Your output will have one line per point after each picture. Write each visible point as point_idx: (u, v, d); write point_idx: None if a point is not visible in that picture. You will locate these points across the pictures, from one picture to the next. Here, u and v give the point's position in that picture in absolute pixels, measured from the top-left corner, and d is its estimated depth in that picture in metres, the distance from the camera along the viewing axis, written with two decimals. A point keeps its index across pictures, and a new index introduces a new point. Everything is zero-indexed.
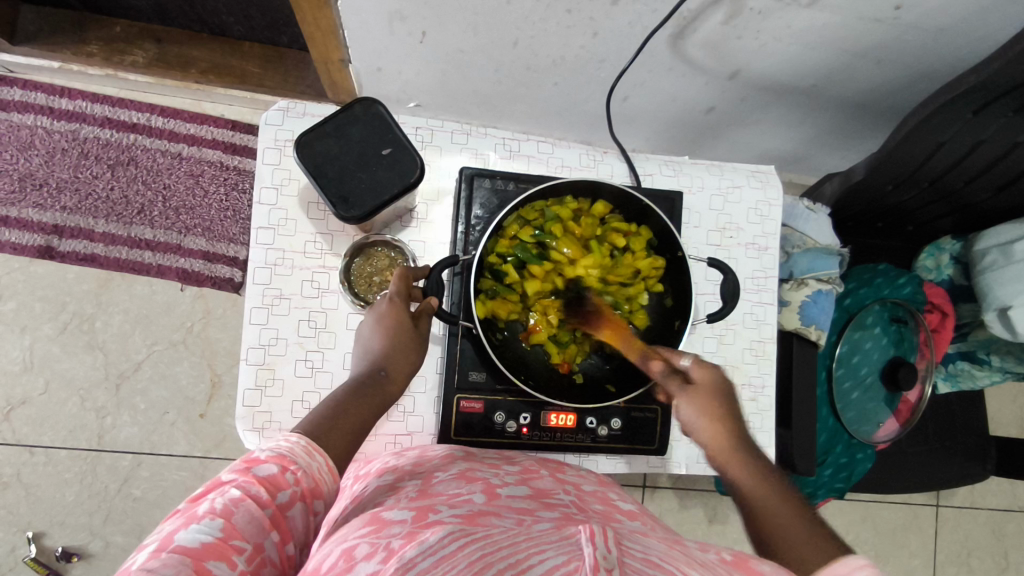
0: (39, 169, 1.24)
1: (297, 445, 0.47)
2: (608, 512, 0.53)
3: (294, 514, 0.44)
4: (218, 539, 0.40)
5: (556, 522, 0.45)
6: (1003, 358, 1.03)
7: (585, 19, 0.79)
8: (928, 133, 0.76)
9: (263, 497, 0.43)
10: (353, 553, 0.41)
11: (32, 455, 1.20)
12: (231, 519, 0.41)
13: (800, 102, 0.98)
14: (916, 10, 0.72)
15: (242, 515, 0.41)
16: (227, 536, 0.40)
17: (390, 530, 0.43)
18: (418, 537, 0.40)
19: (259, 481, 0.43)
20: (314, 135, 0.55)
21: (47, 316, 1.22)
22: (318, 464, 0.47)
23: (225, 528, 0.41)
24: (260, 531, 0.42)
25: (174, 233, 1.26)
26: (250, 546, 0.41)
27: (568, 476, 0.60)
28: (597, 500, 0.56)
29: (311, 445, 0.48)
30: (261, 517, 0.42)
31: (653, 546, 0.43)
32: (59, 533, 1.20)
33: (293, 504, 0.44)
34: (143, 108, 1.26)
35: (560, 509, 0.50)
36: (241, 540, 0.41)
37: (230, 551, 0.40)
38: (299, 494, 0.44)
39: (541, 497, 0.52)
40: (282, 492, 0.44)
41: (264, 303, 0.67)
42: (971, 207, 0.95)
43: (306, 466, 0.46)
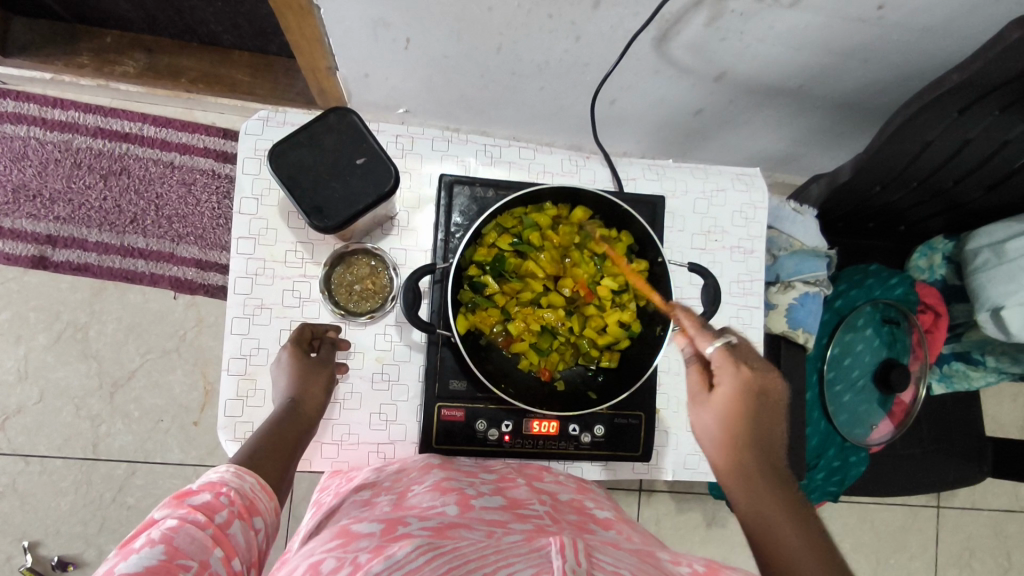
0: (32, 180, 1.25)
1: (227, 472, 0.48)
2: (582, 522, 0.53)
3: (235, 531, 0.44)
4: (163, 561, 0.39)
5: (526, 533, 0.45)
6: (998, 359, 1.02)
7: (567, 24, 0.79)
8: (913, 135, 0.75)
9: (201, 519, 0.42)
10: (319, 567, 0.40)
11: (28, 464, 1.21)
12: (173, 542, 0.40)
13: (788, 103, 0.98)
14: (900, 10, 0.71)
15: (184, 537, 0.41)
16: (171, 557, 0.40)
17: (358, 543, 0.42)
18: (386, 551, 0.40)
19: (195, 508, 0.43)
20: (287, 145, 0.55)
21: (42, 325, 1.23)
22: (250, 484, 0.48)
23: (168, 551, 0.40)
24: (204, 549, 0.41)
25: (166, 241, 1.26)
26: (195, 564, 0.40)
27: (546, 485, 0.60)
28: (572, 510, 0.56)
29: (240, 469, 0.49)
30: (203, 537, 0.42)
31: (624, 558, 0.42)
32: (54, 542, 1.20)
33: (232, 522, 0.44)
34: (135, 117, 1.27)
35: (532, 520, 0.49)
36: (187, 559, 0.40)
37: (178, 569, 0.39)
38: (236, 512, 0.45)
39: (514, 508, 0.52)
40: (219, 513, 0.44)
41: (246, 313, 0.67)
42: (962, 207, 0.94)
43: (239, 487, 0.47)
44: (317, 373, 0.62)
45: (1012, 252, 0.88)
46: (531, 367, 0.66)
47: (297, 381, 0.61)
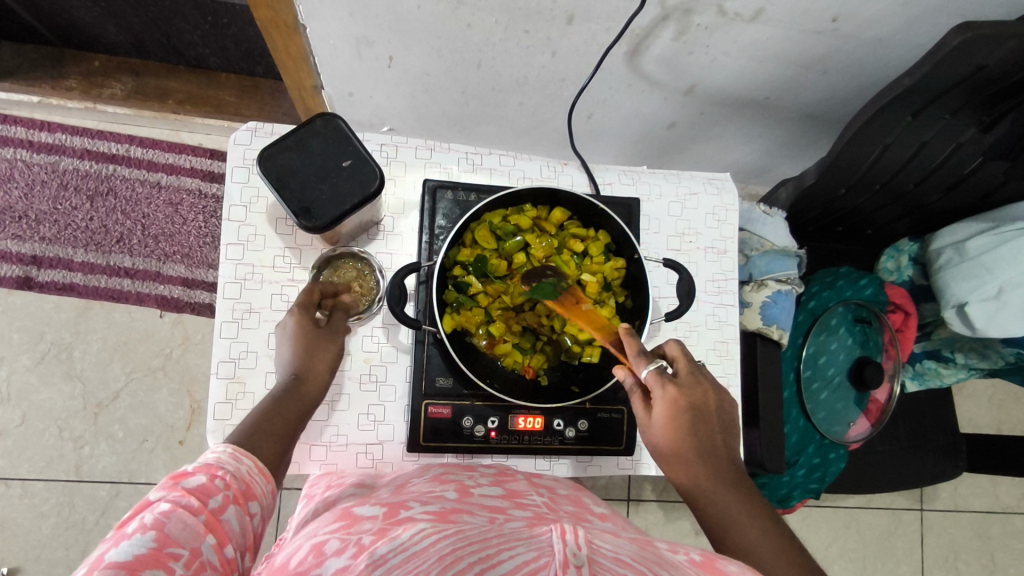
0: (18, 202, 1.26)
1: (223, 453, 0.49)
2: (579, 512, 0.54)
3: (229, 516, 0.45)
4: (152, 548, 0.41)
5: (527, 520, 0.46)
6: (967, 356, 1.06)
7: (543, 39, 0.83)
8: (872, 137, 0.79)
9: (194, 504, 0.44)
10: (324, 548, 0.41)
11: (8, 488, 1.19)
12: (164, 528, 0.42)
13: (757, 114, 1.02)
14: (853, 21, 0.76)
15: (175, 523, 0.42)
16: (161, 546, 0.41)
17: (361, 525, 0.43)
18: (390, 533, 0.41)
19: (189, 492, 0.44)
20: (276, 148, 0.58)
21: (25, 346, 1.22)
22: (247, 467, 0.49)
23: (158, 538, 0.41)
24: (194, 536, 0.43)
25: (152, 260, 1.28)
26: (186, 552, 0.42)
27: (543, 481, 0.61)
28: (570, 501, 0.57)
29: (237, 450, 0.50)
30: (195, 523, 0.43)
31: (623, 545, 0.44)
32: (34, 568, 1.18)
33: (226, 508, 0.45)
34: (122, 139, 1.29)
35: (531, 509, 0.51)
36: (175, 547, 0.41)
37: (166, 559, 0.41)
38: (231, 498, 0.46)
39: (513, 497, 0.53)
40: (214, 497, 0.45)
41: (235, 317, 0.69)
42: (924, 208, 0.99)
43: (235, 470, 0.48)
44: (325, 347, 0.63)
45: (972, 251, 0.93)
46: (514, 364, 0.68)
47: (302, 357, 0.61)
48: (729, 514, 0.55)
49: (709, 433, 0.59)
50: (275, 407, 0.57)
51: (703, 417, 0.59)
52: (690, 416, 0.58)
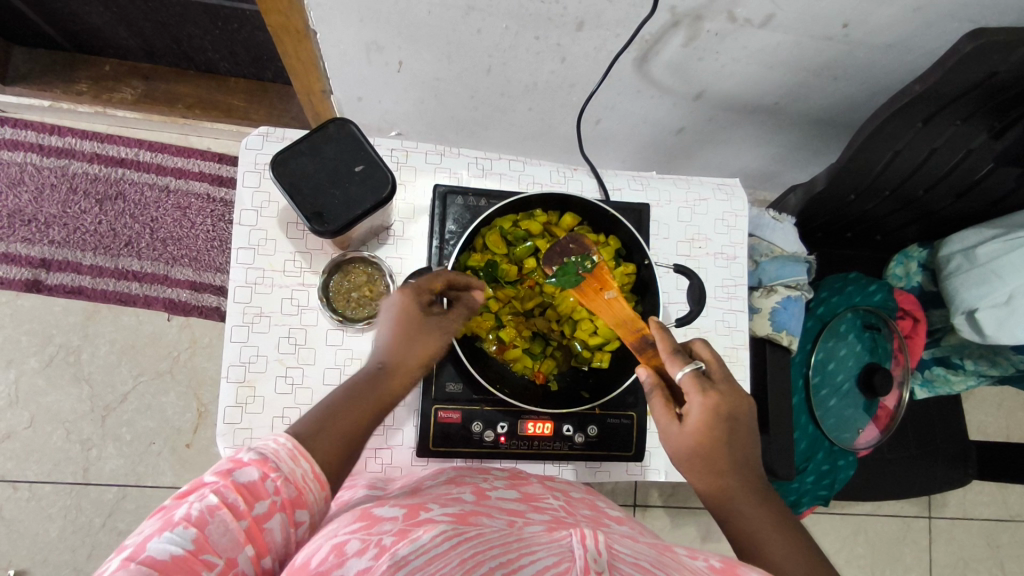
0: (28, 205, 1.26)
1: (283, 448, 0.48)
2: (596, 516, 0.54)
3: (273, 526, 0.44)
4: (189, 551, 0.41)
5: (546, 524, 0.46)
6: (976, 362, 1.05)
7: (553, 45, 0.83)
8: (883, 144, 0.79)
9: (239, 508, 0.44)
10: (344, 549, 0.41)
11: (16, 490, 1.19)
12: (205, 529, 0.42)
13: (765, 120, 1.02)
14: (863, 28, 0.76)
15: (217, 525, 0.42)
16: (197, 550, 0.41)
17: (382, 526, 0.43)
18: (410, 534, 0.41)
19: (237, 489, 0.44)
20: (289, 153, 0.58)
21: (34, 348, 1.23)
22: (303, 471, 0.48)
23: (197, 540, 0.42)
24: (233, 544, 0.43)
25: (161, 263, 1.28)
26: (221, 561, 0.42)
27: (557, 484, 0.61)
28: (584, 505, 0.57)
29: (297, 449, 0.48)
30: (235, 530, 0.43)
31: (642, 551, 0.44)
32: (41, 570, 1.18)
33: (271, 515, 0.45)
34: (132, 143, 1.29)
35: (549, 512, 0.51)
36: (211, 554, 0.42)
37: (200, 566, 0.41)
38: (278, 505, 0.45)
39: (530, 500, 0.54)
40: (261, 502, 0.44)
41: (245, 321, 0.69)
42: (935, 215, 0.98)
43: (290, 471, 0.47)
44: (422, 336, 0.58)
45: (982, 257, 0.92)
46: (525, 370, 0.68)
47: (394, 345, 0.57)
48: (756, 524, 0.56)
49: (739, 438, 0.58)
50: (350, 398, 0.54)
51: (735, 424, 0.57)
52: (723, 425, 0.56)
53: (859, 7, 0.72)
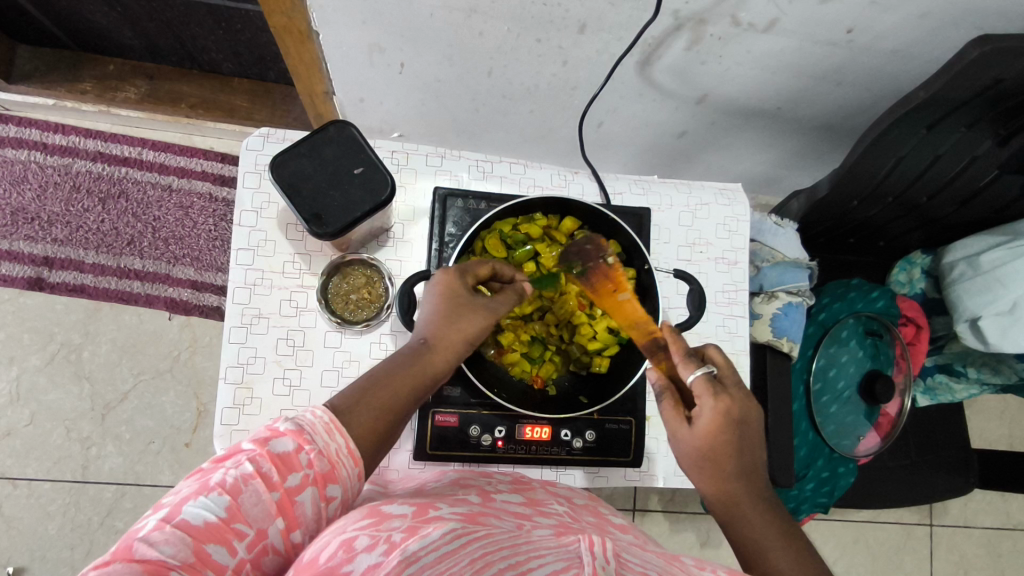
0: (31, 203, 1.27)
1: (320, 421, 0.49)
2: (600, 524, 0.54)
3: (304, 499, 0.45)
4: (222, 519, 0.43)
5: (554, 528, 0.46)
6: (979, 370, 1.04)
7: (554, 48, 0.83)
8: (886, 150, 0.78)
9: (272, 479, 0.45)
10: (353, 544, 0.38)
11: (15, 487, 1.19)
12: (238, 497, 0.44)
13: (768, 124, 1.02)
14: (867, 33, 0.75)
15: (250, 494, 0.44)
16: (230, 518, 0.43)
17: (391, 522, 0.40)
18: (420, 531, 0.39)
19: (271, 459, 0.45)
20: (288, 155, 0.57)
21: (35, 346, 1.23)
22: (337, 445, 0.48)
23: (229, 508, 0.43)
24: (263, 516, 0.44)
25: (162, 262, 1.28)
26: (252, 531, 0.44)
27: (559, 490, 0.61)
28: (589, 512, 0.57)
29: (333, 423, 0.49)
30: (266, 501, 0.44)
31: (650, 560, 0.44)
32: (39, 568, 1.18)
33: (303, 488, 0.45)
34: (135, 142, 1.30)
35: (555, 517, 0.51)
36: (242, 523, 0.43)
37: (231, 534, 0.43)
38: (310, 479, 0.46)
39: (534, 505, 0.53)
40: (293, 474, 0.45)
41: (243, 322, 0.69)
42: (938, 221, 0.98)
43: (323, 445, 0.48)
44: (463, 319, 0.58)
45: (986, 265, 0.92)
46: (524, 374, 0.68)
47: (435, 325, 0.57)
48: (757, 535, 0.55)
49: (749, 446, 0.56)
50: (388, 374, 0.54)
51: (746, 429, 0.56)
52: (732, 433, 0.55)
53: (862, 12, 0.71)
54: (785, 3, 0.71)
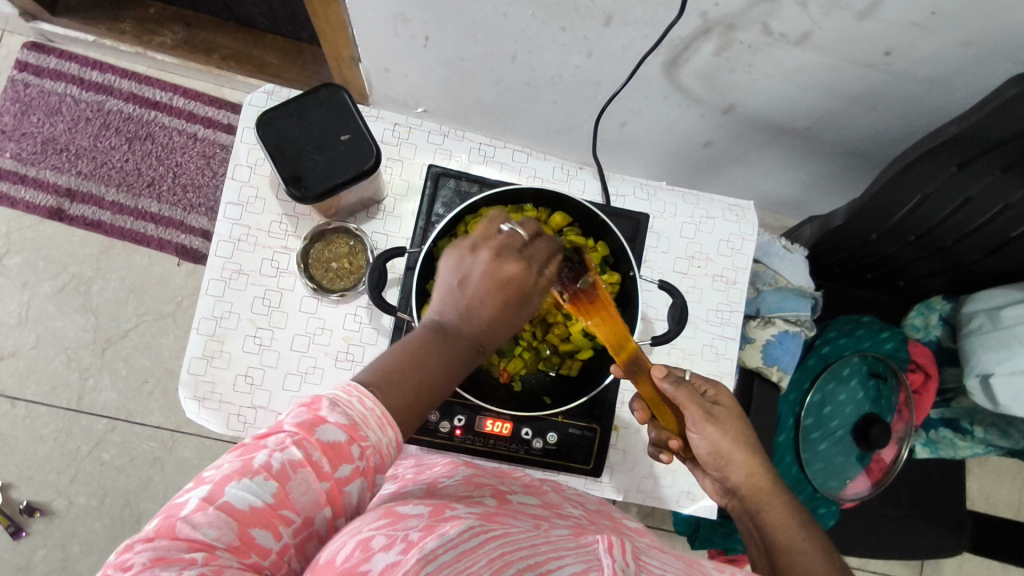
0: (61, 135, 1.30)
1: (373, 416, 0.45)
2: (617, 526, 0.54)
3: (352, 489, 0.44)
4: (268, 505, 0.42)
5: (572, 530, 0.47)
6: (986, 430, 0.99)
7: (579, 38, 0.81)
8: (910, 185, 0.74)
9: (323, 471, 0.43)
10: (368, 544, 0.40)
11: (13, 406, 1.23)
12: (286, 484, 0.42)
13: (797, 144, 0.98)
14: (906, 58, 0.71)
15: (298, 482, 0.43)
16: (276, 504, 0.42)
17: (408, 522, 0.42)
18: (437, 530, 0.40)
19: (321, 448, 0.43)
20: (278, 113, 0.57)
21: (48, 274, 1.26)
22: (388, 440, 0.46)
23: (277, 495, 0.42)
24: (312, 504, 0.43)
25: (179, 209, 1.30)
26: (298, 517, 0.43)
27: (572, 495, 0.61)
28: (604, 517, 0.56)
29: (386, 418, 0.45)
30: (317, 489, 0.43)
31: (670, 563, 0.43)
32: (25, 486, 1.22)
33: (352, 480, 0.44)
34: (167, 87, 1.32)
35: (573, 521, 0.51)
36: (290, 510, 0.43)
37: (277, 519, 0.42)
38: (361, 472, 0.44)
39: (552, 509, 0.54)
40: (344, 466, 0.44)
41: (223, 276, 0.69)
42: (964, 267, 0.92)
43: (377, 442, 0.45)
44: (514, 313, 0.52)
45: (1006, 320, 0.86)
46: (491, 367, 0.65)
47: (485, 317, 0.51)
48: (785, 533, 0.54)
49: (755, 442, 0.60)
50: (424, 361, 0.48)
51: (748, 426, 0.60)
52: (736, 424, 0.59)
53: (903, 34, 0.67)
54: (821, 17, 0.67)
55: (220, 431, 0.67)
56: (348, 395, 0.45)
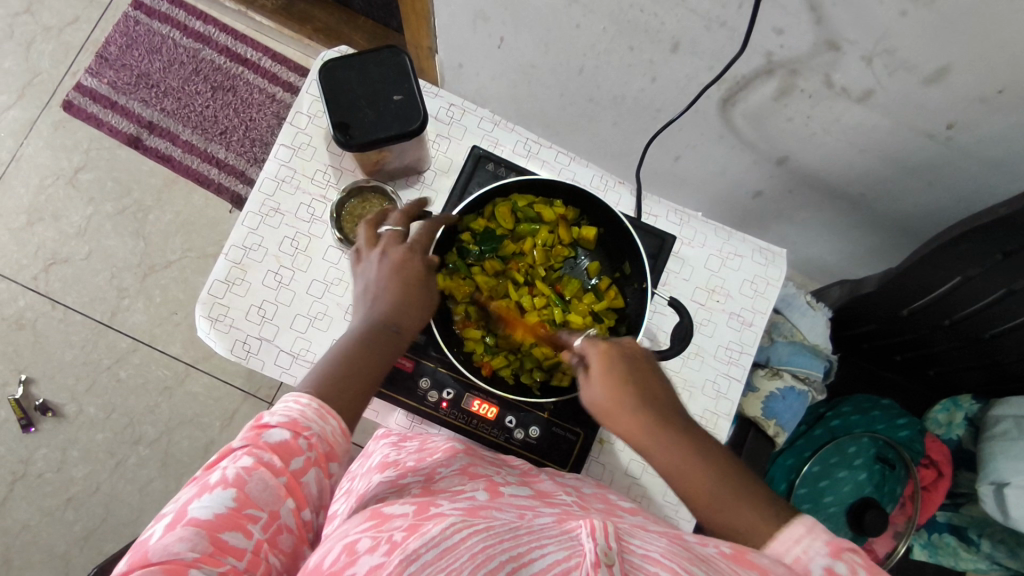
0: (155, 72, 1.40)
1: (310, 409, 0.49)
2: (610, 509, 0.54)
3: (310, 479, 0.47)
4: (232, 509, 0.44)
5: (557, 517, 0.45)
6: (994, 546, 0.92)
7: (645, 62, 0.82)
8: (951, 263, 0.73)
9: (277, 466, 0.46)
10: (355, 547, 0.40)
11: (52, 308, 1.30)
12: (244, 488, 0.44)
13: (847, 209, 0.96)
14: (969, 133, 0.70)
15: (255, 483, 0.45)
16: (241, 506, 0.44)
17: (392, 522, 0.41)
18: (420, 529, 0.39)
19: (272, 448, 0.46)
20: (340, 63, 0.60)
21: (114, 195, 1.35)
22: (332, 427, 0.49)
23: (238, 498, 0.44)
24: (274, 499, 0.45)
25: (243, 160, 1.37)
26: (264, 514, 0.45)
27: (569, 479, 0.61)
28: (598, 499, 0.57)
29: (324, 408, 0.50)
30: (276, 485, 0.45)
31: (653, 542, 0.41)
32: (45, 385, 1.28)
33: (308, 470, 0.47)
34: (259, 48, 1.41)
35: (560, 507, 0.50)
36: (253, 509, 0.44)
37: (245, 521, 0.44)
38: (314, 460, 0.47)
39: (542, 497, 0.53)
40: (297, 458, 0.46)
41: (261, 211, 0.72)
42: (1001, 366, 0.85)
43: (321, 430, 0.49)
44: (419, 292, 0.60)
45: None
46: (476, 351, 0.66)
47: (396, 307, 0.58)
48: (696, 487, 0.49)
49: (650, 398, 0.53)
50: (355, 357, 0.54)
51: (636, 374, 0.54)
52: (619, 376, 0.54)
53: (968, 108, 0.66)
54: (886, 76, 0.66)
55: (223, 354, 0.70)
56: (283, 404, 0.49)
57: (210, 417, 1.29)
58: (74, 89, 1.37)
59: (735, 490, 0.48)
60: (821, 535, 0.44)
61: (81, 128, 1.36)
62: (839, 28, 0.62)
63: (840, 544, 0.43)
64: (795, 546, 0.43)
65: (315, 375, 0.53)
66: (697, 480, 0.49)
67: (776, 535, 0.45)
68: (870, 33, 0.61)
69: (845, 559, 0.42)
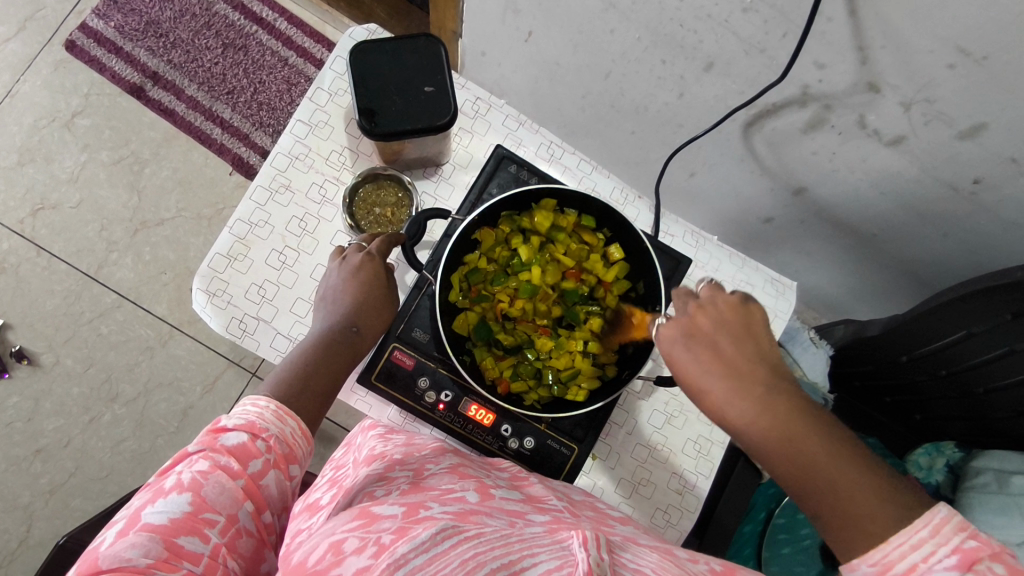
0: (166, 22, 1.35)
1: (269, 411, 0.53)
2: (600, 517, 0.53)
3: (269, 481, 0.49)
4: (188, 513, 0.46)
5: (548, 527, 0.43)
6: None
7: (675, 76, 0.79)
8: (958, 316, 0.73)
9: (234, 469, 0.48)
10: (341, 547, 0.37)
11: (37, 255, 1.26)
12: (200, 491, 0.47)
13: (857, 246, 0.96)
14: (994, 191, 0.70)
15: (212, 486, 0.47)
16: (196, 510, 0.46)
17: (381, 524, 0.39)
18: (410, 533, 0.37)
19: (228, 453, 0.49)
20: (373, 47, 0.58)
21: (111, 144, 1.31)
22: (290, 429, 0.53)
23: (194, 502, 0.46)
24: (231, 502, 0.48)
25: (248, 123, 1.33)
26: (222, 518, 0.47)
27: (557, 486, 0.60)
28: (588, 506, 0.56)
29: (282, 410, 0.53)
30: (232, 488, 0.48)
31: (645, 557, 0.40)
32: (22, 332, 1.24)
33: (266, 472, 0.49)
34: (276, 9, 1.36)
35: (550, 514, 0.48)
36: (211, 512, 0.47)
37: (202, 525, 0.46)
38: (272, 462, 0.50)
39: (533, 502, 0.51)
40: (254, 461, 0.49)
41: (270, 187, 0.70)
42: (986, 421, 0.85)
43: (280, 432, 0.52)
44: (375, 296, 0.63)
45: (1015, 487, 0.81)
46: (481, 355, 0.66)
47: (358, 312, 0.62)
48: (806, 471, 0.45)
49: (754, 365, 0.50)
50: (315, 366, 0.58)
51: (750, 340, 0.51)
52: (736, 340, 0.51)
53: (998, 167, 0.66)
54: (921, 125, 0.65)
55: (217, 330, 0.67)
56: (241, 409, 0.53)
57: (190, 382, 1.27)
58: (78, 30, 1.31)
59: (850, 463, 0.45)
60: (952, 543, 0.39)
61: (83, 71, 1.31)
62: (883, 71, 0.61)
63: (975, 555, 0.38)
64: (913, 551, 0.40)
65: (275, 381, 0.57)
66: (794, 450, 0.46)
67: (890, 531, 0.41)
68: (913, 81, 0.60)
69: (980, 570, 0.37)
